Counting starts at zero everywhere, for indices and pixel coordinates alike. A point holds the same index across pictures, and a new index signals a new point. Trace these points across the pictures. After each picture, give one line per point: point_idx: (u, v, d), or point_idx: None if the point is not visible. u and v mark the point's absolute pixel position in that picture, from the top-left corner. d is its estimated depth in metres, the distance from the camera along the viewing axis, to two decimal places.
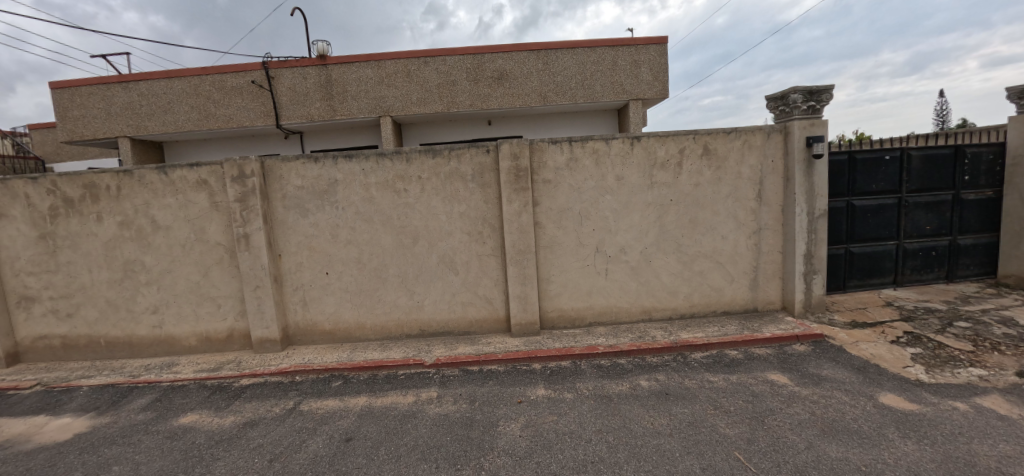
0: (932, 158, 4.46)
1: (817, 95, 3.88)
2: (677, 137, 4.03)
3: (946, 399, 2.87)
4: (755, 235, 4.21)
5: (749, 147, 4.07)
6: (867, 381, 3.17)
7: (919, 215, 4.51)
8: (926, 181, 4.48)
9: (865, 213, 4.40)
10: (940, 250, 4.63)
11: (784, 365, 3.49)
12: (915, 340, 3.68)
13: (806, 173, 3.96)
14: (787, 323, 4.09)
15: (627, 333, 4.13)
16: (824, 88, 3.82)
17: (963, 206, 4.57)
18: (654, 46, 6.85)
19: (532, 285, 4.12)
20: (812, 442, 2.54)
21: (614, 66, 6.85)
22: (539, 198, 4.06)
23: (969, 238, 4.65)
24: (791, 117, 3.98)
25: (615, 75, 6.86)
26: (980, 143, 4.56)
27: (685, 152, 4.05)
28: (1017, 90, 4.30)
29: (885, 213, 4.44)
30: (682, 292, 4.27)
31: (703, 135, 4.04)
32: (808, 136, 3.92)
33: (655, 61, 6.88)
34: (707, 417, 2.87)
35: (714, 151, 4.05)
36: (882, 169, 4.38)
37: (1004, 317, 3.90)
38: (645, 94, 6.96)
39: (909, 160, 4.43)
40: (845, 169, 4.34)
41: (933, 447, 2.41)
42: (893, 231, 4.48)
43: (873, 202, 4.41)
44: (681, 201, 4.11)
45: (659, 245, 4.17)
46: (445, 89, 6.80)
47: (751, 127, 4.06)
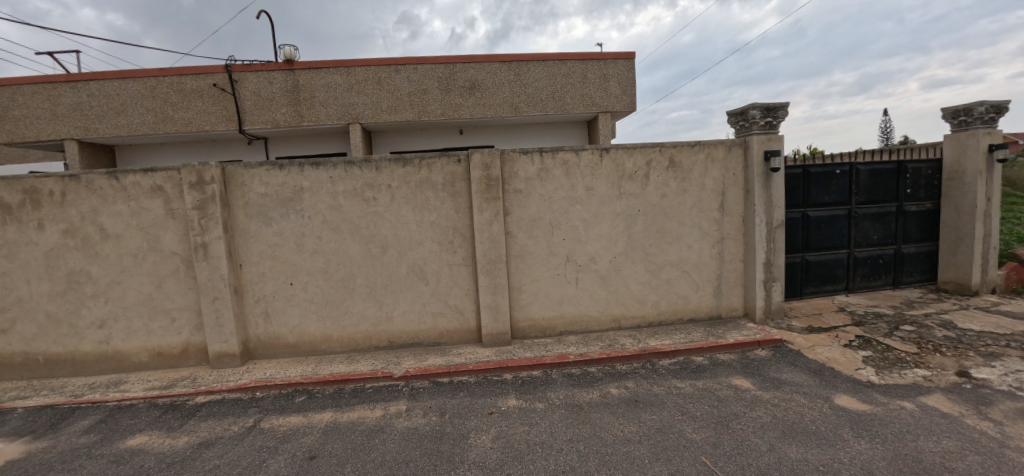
0: (878, 172, 4.76)
1: (774, 112, 4.08)
2: (644, 149, 4.14)
3: (894, 399, 3.05)
4: (718, 244, 4.35)
5: (712, 160, 4.23)
6: (823, 383, 3.32)
7: (867, 225, 4.79)
8: (872, 194, 4.77)
9: (819, 224, 4.64)
10: (886, 258, 4.93)
11: (747, 370, 3.61)
12: (866, 343, 3.88)
13: (764, 185, 4.15)
14: (749, 329, 4.23)
15: (597, 341, 4.17)
16: (780, 105, 4.04)
17: (906, 216, 4.89)
18: (622, 61, 7.06)
19: (503, 295, 4.10)
20: (774, 444, 2.67)
21: (584, 79, 7.00)
22: (510, 207, 4.06)
23: (912, 246, 4.97)
24: (750, 132, 4.18)
25: (584, 88, 7.01)
26: (920, 159, 4.91)
27: (653, 164, 4.15)
28: (952, 110, 4.68)
29: (837, 223, 4.69)
30: (650, 300, 4.35)
31: (669, 148, 4.17)
32: (766, 150, 4.11)
33: (623, 75, 7.09)
34: (674, 422, 2.96)
35: (679, 163, 4.18)
36: (833, 182, 4.64)
37: (944, 320, 4.17)
38: (614, 107, 7.14)
39: (858, 174, 4.70)
40: (800, 182, 4.56)
41: (884, 445, 2.58)
42: (844, 240, 4.74)
43: (826, 213, 4.65)
44: (649, 211, 4.21)
45: (628, 254, 4.24)
46: (416, 97, 6.75)
47: (713, 141, 4.23)
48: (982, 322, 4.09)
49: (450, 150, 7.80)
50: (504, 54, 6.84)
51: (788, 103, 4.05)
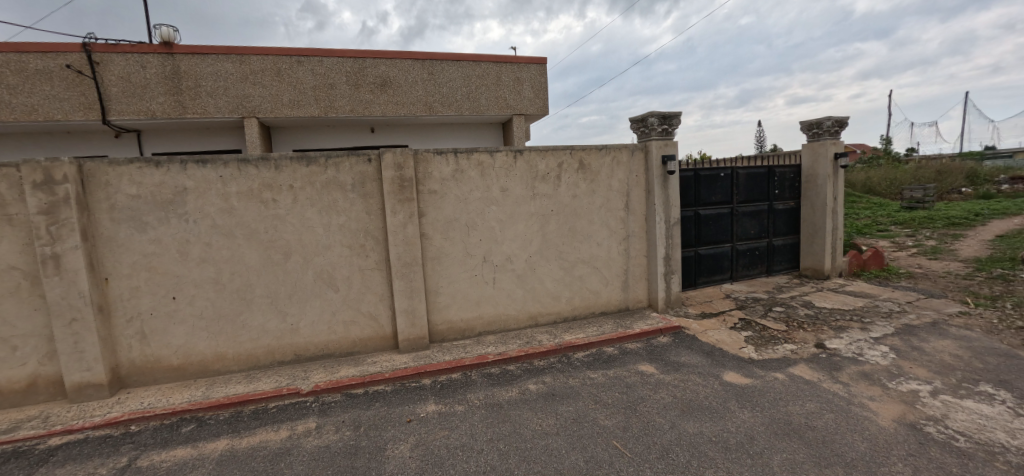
0: (753, 175, 5.46)
1: (669, 120, 4.51)
2: (556, 152, 4.30)
3: (769, 371, 3.52)
4: (624, 241, 4.68)
5: (617, 162, 4.53)
6: (713, 363, 3.72)
7: (746, 221, 5.48)
8: (749, 194, 5.46)
9: (708, 221, 5.21)
10: (761, 249, 5.68)
11: (651, 356, 3.92)
12: (747, 324, 4.44)
13: (662, 187, 4.57)
14: (652, 318, 4.62)
15: (515, 339, 4.25)
16: (674, 114, 4.46)
17: (776, 213, 5.68)
18: (535, 66, 7.29)
19: (420, 298, 4.00)
20: (675, 421, 2.96)
21: (498, 82, 7.12)
22: (426, 209, 3.97)
23: (781, 239, 5.80)
24: (650, 138, 4.57)
25: (499, 90, 7.12)
26: (784, 164, 5.74)
27: (563, 166, 4.34)
28: (808, 123, 5.54)
29: (722, 220, 5.30)
30: (564, 296, 4.54)
31: (579, 151, 4.38)
32: (664, 155, 4.53)
33: (536, 79, 7.32)
34: (588, 412, 3.12)
35: (588, 166, 4.42)
36: (719, 184, 5.24)
37: (805, 301, 4.93)
38: (528, 110, 7.35)
39: (738, 177, 5.37)
40: (692, 184, 5.08)
41: (763, 412, 3.00)
42: (728, 235, 5.38)
43: (713, 212, 5.23)
44: (562, 211, 4.39)
45: (543, 253, 4.38)
46: (322, 92, 6.32)
47: (618, 145, 4.54)
48: (832, 300, 4.91)
49: (360, 148, 7.45)
50: (417, 52, 6.70)
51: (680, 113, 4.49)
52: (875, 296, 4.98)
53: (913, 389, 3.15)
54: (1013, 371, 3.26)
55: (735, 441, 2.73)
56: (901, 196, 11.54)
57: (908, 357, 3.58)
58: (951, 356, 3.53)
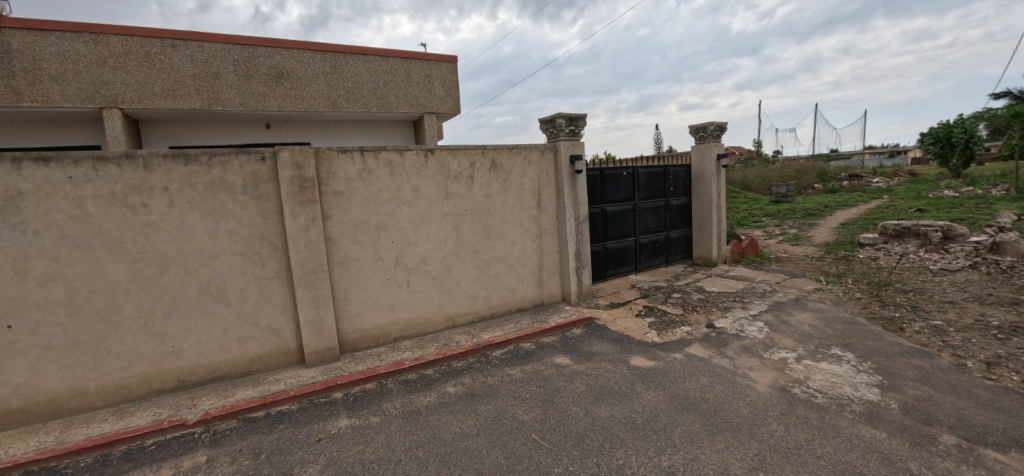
0: (652, 174, 5.96)
1: (575, 122, 4.74)
2: (467, 151, 4.29)
3: (670, 352, 3.87)
4: (537, 238, 4.83)
5: (528, 162, 4.65)
6: (621, 349, 3.99)
7: (647, 216, 5.97)
8: (649, 191, 5.96)
9: (614, 217, 5.58)
10: (660, 241, 6.24)
11: (566, 347, 4.09)
12: (649, 310, 4.84)
13: (571, 185, 4.81)
14: (566, 311, 4.83)
15: (432, 342, 4.17)
16: (580, 116, 4.71)
17: (671, 209, 6.27)
18: (444, 64, 7.24)
19: (327, 307, 3.73)
20: (589, 408, 3.12)
21: (407, 78, 6.92)
22: (330, 211, 3.71)
23: (676, 232, 6.42)
24: (559, 138, 4.76)
25: (408, 87, 6.94)
26: (677, 163, 6.35)
27: (476, 165, 4.34)
28: (695, 127, 6.19)
29: (626, 216, 5.72)
30: (481, 296, 4.56)
31: (491, 150, 4.42)
32: (571, 155, 4.76)
33: (446, 78, 7.28)
34: (508, 408, 3.15)
35: (500, 165, 4.47)
36: (622, 183, 5.64)
37: (698, 286, 5.53)
38: (439, 108, 7.28)
39: (638, 175, 5.81)
40: (598, 183, 5.40)
41: (666, 390, 3.29)
42: (631, 229, 5.83)
43: (618, 208, 5.62)
44: (476, 211, 4.39)
45: (458, 253, 4.34)
46: (204, 81, 5.61)
47: (529, 145, 4.66)
48: (719, 284, 5.56)
49: (249, 145, 6.73)
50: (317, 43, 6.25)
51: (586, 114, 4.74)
52: (752, 279, 5.75)
53: (782, 357, 3.67)
54: (851, 335, 3.96)
55: (642, 420, 2.94)
56: (770, 192, 13.53)
57: (779, 329, 4.17)
58: (808, 326, 4.19)
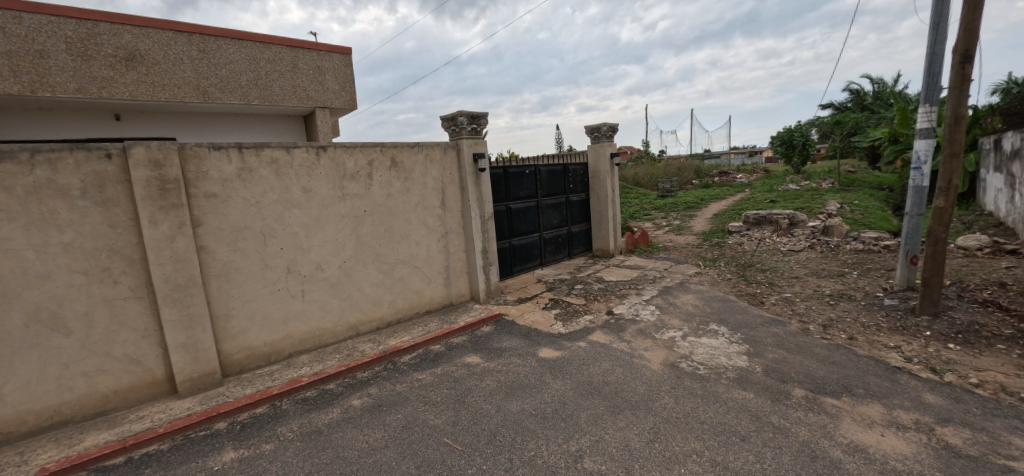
0: (553, 171, 6.22)
1: (477, 120, 4.77)
2: (364, 149, 4.07)
3: (575, 341, 4.05)
4: (443, 238, 4.76)
5: (431, 160, 4.57)
6: (530, 342, 4.09)
7: (550, 213, 6.24)
8: (551, 188, 6.21)
9: (518, 214, 5.74)
10: (563, 236, 6.58)
11: (476, 346, 4.09)
12: (555, 303, 5.04)
13: (475, 183, 4.83)
14: (476, 310, 4.85)
15: (333, 354, 3.89)
16: (481, 115, 4.74)
17: (572, 204, 6.62)
18: (336, 55, 6.83)
19: (203, 327, 3.26)
20: (500, 405, 3.12)
21: (293, 69, 6.39)
22: (201, 216, 3.24)
23: (578, 226, 6.80)
24: (461, 136, 4.74)
25: (294, 78, 6.40)
26: (576, 161, 6.70)
27: (374, 164, 4.14)
28: (590, 127, 6.59)
29: (530, 213, 5.92)
30: (386, 300, 4.37)
31: (390, 148, 4.25)
32: (474, 153, 4.78)
33: (339, 70, 6.90)
34: (418, 415, 3.03)
35: (401, 163, 4.32)
36: (525, 180, 5.80)
37: (598, 276, 5.92)
38: (333, 103, 6.86)
39: (540, 173, 6.02)
40: (502, 181, 5.49)
41: (573, 378, 3.43)
42: (535, 225, 6.05)
43: (522, 205, 5.78)
44: (376, 212, 4.19)
45: (358, 257, 4.10)
46: (22, 60, 4.52)
47: (431, 142, 4.57)
48: (618, 273, 6.01)
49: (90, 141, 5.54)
50: (180, 24, 5.45)
51: (487, 113, 4.81)
52: (644, 266, 6.31)
53: (671, 336, 4.05)
54: (723, 310, 4.53)
55: (551, 410, 3.02)
56: (658, 187, 15.10)
57: (668, 311, 4.62)
58: (691, 306, 4.70)
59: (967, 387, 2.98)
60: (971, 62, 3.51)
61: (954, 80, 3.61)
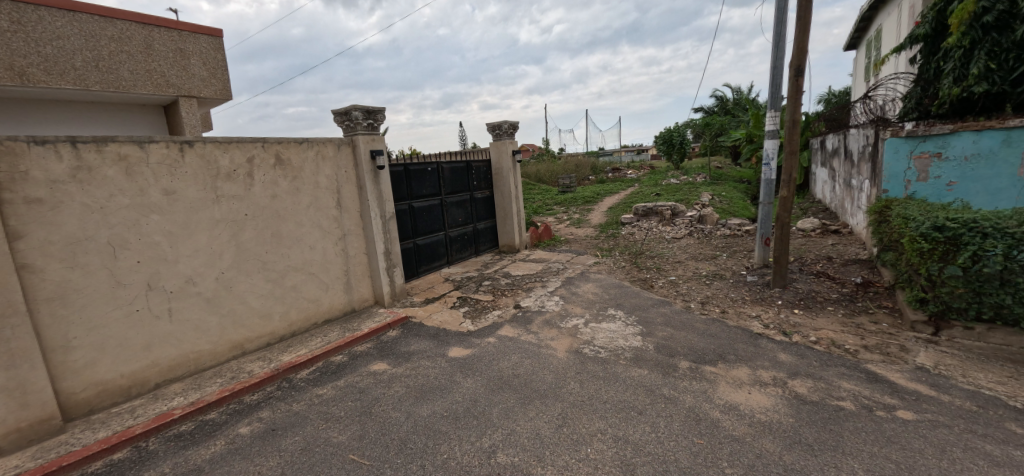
0: (455, 169, 6.21)
1: (373, 115, 4.62)
2: (242, 144, 3.65)
3: (485, 338, 4.07)
4: (340, 241, 4.50)
5: (322, 158, 4.28)
6: (439, 343, 4.02)
7: (454, 210, 6.24)
8: (455, 186, 6.21)
9: (421, 213, 5.64)
10: (469, 233, 6.63)
11: (382, 352, 3.90)
12: (463, 301, 5.03)
13: (373, 182, 4.65)
14: (381, 315, 4.64)
15: (213, 379, 3.41)
16: (377, 110, 4.61)
17: (476, 202, 6.69)
18: (203, 37, 5.98)
19: (30, 364, 2.60)
20: (409, 410, 2.99)
21: (146, 50, 5.42)
22: (19, 226, 2.60)
23: (483, 223, 6.90)
24: (356, 132, 4.53)
25: (149, 61, 5.44)
26: (479, 159, 6.77)
27: (255, 161, 3.75)
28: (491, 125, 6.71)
29: (433, 211, 5.86)
30: (277, 313, 3.98)
31: (273, 143, 3.88)
32: (371, 150, 4.61)
33: (207, 55, 6.05)
34: (319, 434, 2.77)
35: (287, 160, 3.98)
36: (427, 178, 5.71)
37: (505, 271, 6.05)
38: (201, 92, 6.01)
39: (443, 171, 5.98)
40: (402, 178, 5.34)
41: (484, 375, 3.41)
42: (440, 224, 6.01)
43: (425, 204, 5.70)
44: (260, 215, 3.80)
45: (240, 266, 3.67)
46: None
47: (321, 138, 4.28)
48: (524, 268, 6.20)
49: None
50: None
51: (383, 109, 4.69)
52: (549, 259, 6.59)
53: (575, 323, 4.27)
54: (619, 296, 4.90)
55: (463, 410, 2.96)
56: (559, 184, 15.87)
57: (570, 300, 4.87)
58: (592, 294, 5.01)
59: (809, 344, 3.59)
60: (800, 76, 4.22)
61: (790, 89, 4.30)
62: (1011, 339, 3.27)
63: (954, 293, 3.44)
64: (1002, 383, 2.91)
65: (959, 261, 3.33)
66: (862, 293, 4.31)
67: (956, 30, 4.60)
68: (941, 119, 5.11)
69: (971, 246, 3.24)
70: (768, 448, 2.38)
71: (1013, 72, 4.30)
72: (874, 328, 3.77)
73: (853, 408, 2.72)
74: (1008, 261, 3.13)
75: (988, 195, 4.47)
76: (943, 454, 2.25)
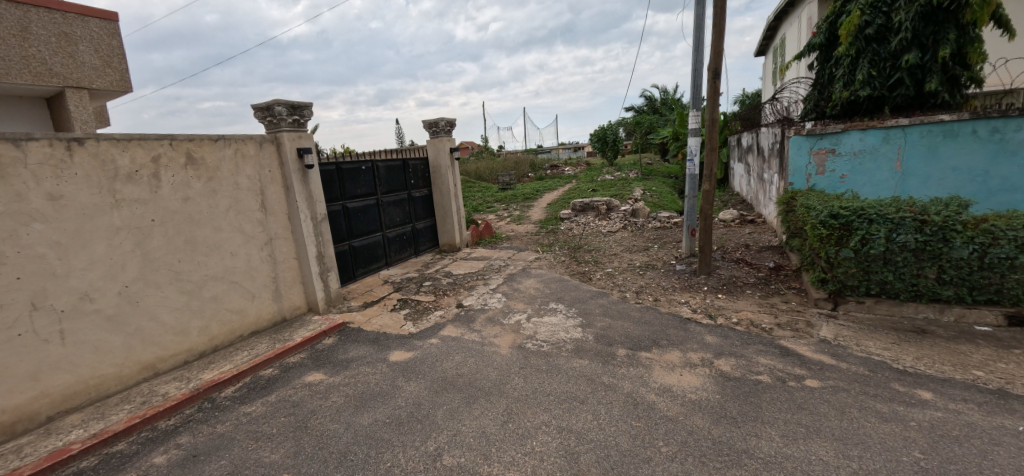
0: (391, 167, 6.03)
1: (300, 110, 4.38)
2: (144, 142, 3.26)
3: (427, 340, 3.99)
4: (266, 246, 4.19)
5: (242, 156, 3.96)
6: (379, 348, 3.88)
7: (391, 210, 6.06)
8: (391, 185, 6.03)
9: (356, 213, 5.42)
10: (408, 233, 6.48)
11: (317, 362, 3.69)
12: (404, 302, 4.90)
13: (302, 182, 4.40)
14: (315, 322, 4.39)
15: (119, 406, 3.02)
16: (303, 105, 4.39)
17: (415, 200, 6.55)
18: (91, 21, 5.28)
19: None
20: (349, 421, 2.85)
21: (21, 33, 4.66)
22: None
23: (422, 222, 6.78)
24: (280, 128, 4.27)
25: (24, 46, 4.69)
26: (416, 157, 6.62)
27: (163, 160, 3.38)
28: (428, 122, 6.59)
29: (369, 211, 5.65)
30: (195, 327, 3.62)
31: (183, 141, 3.52)
32: (297, 147, 4.36)
33: (98, 40, 5.35)
34: (248, 455, 2.56)
35: (200, 159, 3.63)
36: (361, 177, 5.50)
37: (447, 270, 5.98)
38: (92, 82, 5.30)
39: (378, 169, 5.79)
40: (334, 178, 5.09)
41: (428, 378, 3.33)
42: (377, 224, 5.81)
43: (360, 204, 5.49)
44: (169, 220, 3.43)
45: (149, 278, 3.29)
46: None
47: (240, 135, 3.96)
48: (466, 266, 6.16)
49: None
50: None
51: (310, 105, 4.46)
52: (490, 256, 6.61)
53: (517, 319, 4.31)
54: (560, 289, 5.03)
55: (407, 416, 2.87)
56: (498, 181, 15.94)
57: (513, 296, 4.92)
58: (534, 289, 5.08)
59: (731, 325, 3.90)
60: (718, 78, 4.57)
61: (710, 90, 4.64)
62: (892, 309, 3.85)
63: (848, 273, 3.92)
64: (888, 348, 3.35)
65: (851, 244, 3.81)
66: (775, 276, 4.77)
67: (845, 41, 5.22)
68: (834, 119, 5.75)
69: (861, 231, 3.72)
70: (699, 425, 2.55)
71: (890, 79, 5.00)
72: (785, 307, 4.19)
73: (769, 381, 3.00)
74: (889, 243, 3.65)
75: (873, 187, 5.11)
76: (842, 415, 2.55)
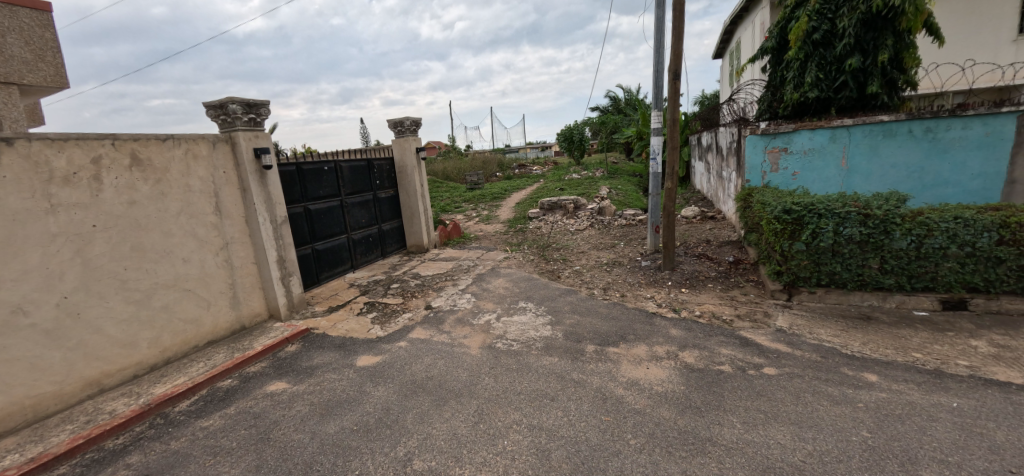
0: (355, 167, 5.88)
1: (255, 109, 4.21)
2: (82, 142, 3.04)
3: (394, 343, 3.92)
4: (222, 251, 4.00)
5: (193, 157, 3.76)
6: (345, 353, 3.78)
7: (356, 211, 5.91)
8: (355, 185, 5.88)
9: (319, 215, 5.26)
10: (374, 235, 6.34)
11: (280, 371, 3.55)
12: (371, 306, 4.79)
13: (260, 184, 4.22)
14: (276, 330, 4.22)
15: (60, 428, 2.80)
16: (259, 103, 4.21)
17: (380, 201, 6.42)
18: None
19: None
20: (315, 430, 2.76)
21: None
22: None
23: (388, 224, 6.65)
24: (235, 127, 4.08)
25: None
26: (381, 157, 6.49)
27: (104, 162, 3.16)
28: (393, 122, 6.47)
29: (333, 213, 5.50)
30: (144, 339, 3.41)
31: (126, 140, 3.30)
32: (254, 147, 4.18)
33: None
34: (206, 470, 2.44)
35: (146, 160, 3.42)
36: (324, 178, 5.34)
37: (415, 272, 5.90)
38: None
39: (342, 170, 5.63)
40: (295, 179, 4.91)
41: (396, 383, 3.27)
42: (341, 226, 5.66)
43: (323, 206, 5.32)
44: (113, 225, 3.21)
45: (91, 288, 3.07)
46: None
47: (190, 135, 3.76)
48: (434, 267, 6.10)
49: None
50: None
51: (266, 103, 4.30)
52: (459, 257, 6.56)
53: (486, 320, 4.30)
54: (528, 288, 5.05)
55: (375, 422, 2.80)
56: (466, 181, 15.81)
57: (482, 297, 4.90)
58: (503, 289, 5.08)
59: (694, 318, 4.05)
60: (679, 80, 4.72)
61: (671, 91, 4.79)
62: (841, 298, 4.09)
63: (801, 265, 4.13)
64: (837, 335, 3.57)
65: (803, 238, 4.02)
66: (734, 269, 4.98)
67: (794, 45, 5.51)
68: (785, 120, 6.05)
69: (812, 225, 3.93)
70: (665, 416, 2.63)
71: (836, 81, 5.30)
72: (744, 299, 4.38)
73: (730, 370, 3.13)
74: (837, 236, 3.88)
75: (822, 183, 5.42)
76: (797, 400, 2.70)
